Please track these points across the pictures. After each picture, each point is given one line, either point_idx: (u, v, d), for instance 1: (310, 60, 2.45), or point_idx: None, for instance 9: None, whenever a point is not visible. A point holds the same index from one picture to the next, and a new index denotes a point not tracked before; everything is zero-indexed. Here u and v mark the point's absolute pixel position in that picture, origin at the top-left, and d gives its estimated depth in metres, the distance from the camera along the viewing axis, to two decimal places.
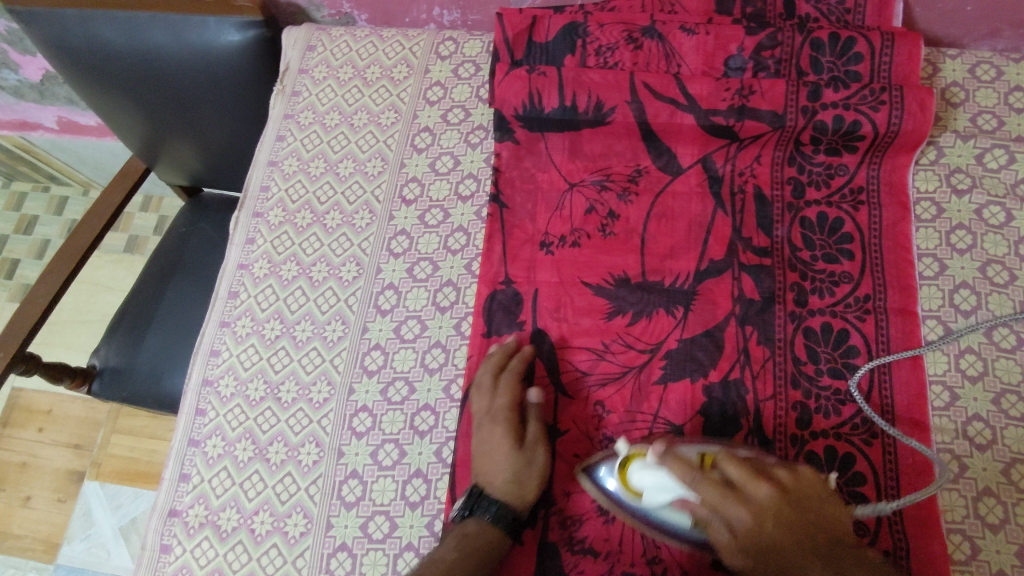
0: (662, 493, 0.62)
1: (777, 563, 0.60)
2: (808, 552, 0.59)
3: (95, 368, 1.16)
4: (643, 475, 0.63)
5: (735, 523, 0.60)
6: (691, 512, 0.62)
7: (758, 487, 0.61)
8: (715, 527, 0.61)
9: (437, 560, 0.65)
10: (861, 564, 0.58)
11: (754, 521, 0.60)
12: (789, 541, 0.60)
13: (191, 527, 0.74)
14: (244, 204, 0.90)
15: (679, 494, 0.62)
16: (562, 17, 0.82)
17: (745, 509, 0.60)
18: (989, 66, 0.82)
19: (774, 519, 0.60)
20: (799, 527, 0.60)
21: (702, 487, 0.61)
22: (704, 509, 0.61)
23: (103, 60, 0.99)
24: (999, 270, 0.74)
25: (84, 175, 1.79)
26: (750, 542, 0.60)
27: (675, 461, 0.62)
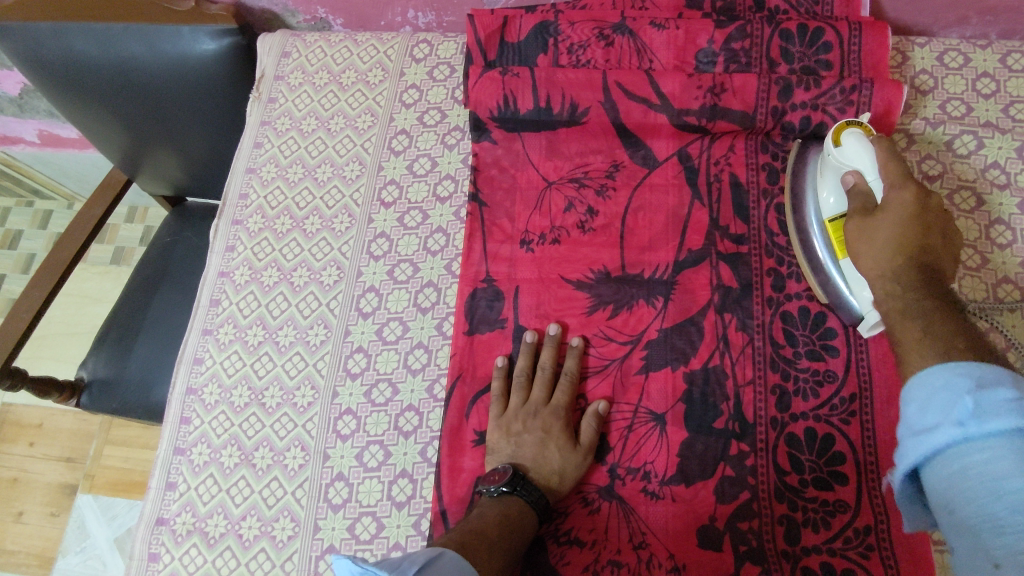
0: (853, 162, 0.67)
1: (892, 247, 0.60)
2: (931, 312, 0.55)
3: (83, 380, 1.16)
4: (851, 138, 0.68)
5: (885, 200, 0.63)
6: (857, 176, 0.66)
7: (905, 191, 0.62)
8: (860, 209, 0.65)
9: (481, 531, 0.62)
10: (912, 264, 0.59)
11: (899, 204, 0.62)
12: (896, 249, 0.60)
13: (178, 535, 0.74)
14: (222, 212, 0.90)
15: (867, 167, 0.66)
16: (533, 17, 0.83)
17: (899, 192, 0.63)
18: (956, 53, 0.83)
19: (887, 216, 0.62)
20: (908, 254, 0.60)
21: (888, 165, 0.64)
22: (862, 202, 0.65)
23: (79, 72, 0.98)
24: (972, 254, 0.75)
25: (69, 188, 1.79)
26: (880, 248, 0.61)
27: (886, 142, 0.66)
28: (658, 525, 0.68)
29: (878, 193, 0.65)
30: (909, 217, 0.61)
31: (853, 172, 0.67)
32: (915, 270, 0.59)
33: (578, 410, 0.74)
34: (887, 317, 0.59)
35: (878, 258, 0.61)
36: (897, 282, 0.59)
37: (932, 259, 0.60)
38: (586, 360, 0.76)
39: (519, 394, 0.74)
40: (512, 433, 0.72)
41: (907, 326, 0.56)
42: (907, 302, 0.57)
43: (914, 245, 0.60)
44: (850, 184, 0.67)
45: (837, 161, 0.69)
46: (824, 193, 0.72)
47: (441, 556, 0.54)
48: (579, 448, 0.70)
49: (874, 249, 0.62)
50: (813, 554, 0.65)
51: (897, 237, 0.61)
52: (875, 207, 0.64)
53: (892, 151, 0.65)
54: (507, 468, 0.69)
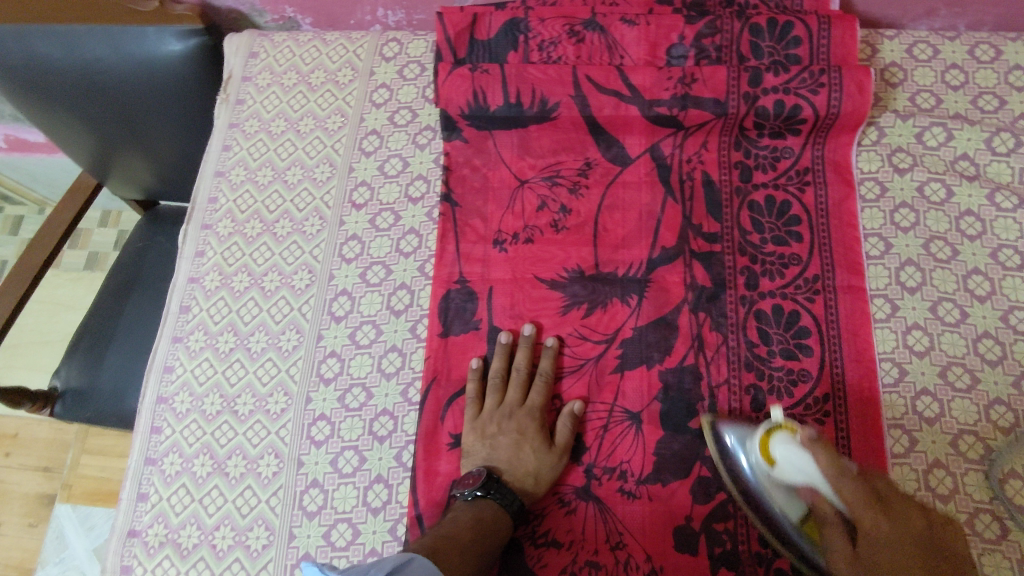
0: (798, 474, 0.61)
1: (884, 569, 0.56)
2: (922, 574, 0.55)
3: (55, 389, 1.14)
4: (784, 449, 0.62)
5: (848, 508, 0.59)
6: (817, 496, 0.61)
7: (864, 510, 0.58)
8: (832, 528, 0.60)
9: (454, 536, 0.62)
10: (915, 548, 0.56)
11: (858, 497, 0.58)
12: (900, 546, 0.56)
13: (151, 547, 0.73)
14: (191, 217, 0.89)
15: (812, 477, 0.61)
16: (502, 14, 0.82)
17: (851, 484, 0.59)
18: (925, 45, 0.83)
19: (874, 532, 0.58)
20: (904, 544, 0.57)
21: (839, 483, 0.59)
22: (823, 506, 0.61)
23: (42, 74, 0.96)
24: (942, 246, 0.75)
25: (39, 193, 1.75)
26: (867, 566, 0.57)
27: (824, 449, 0.60)
28: (635, 525, 0.68)
29: (823, 489, 0.60)
30: (879, 513, 0.58)
31: (806, 488, 0.61)
32: (911, 570, 0.55)
33: (553, 411, 0.74)
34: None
35: (876, 565, 0.57)
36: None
37: (897, 509, 0.58)
38: (560, 359, 0.75)
39: (494, 396, 0.73)
40: (487, 435, 0.71)
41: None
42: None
43: (902, 540, 0.57)
44: (812, 508, 0.62)
45: (782, 479, 0.63)
46: (771, 496, 0.64)
47: (412, 562, 0.54)
48: (554, 449, 0.70)
49: (867, 555, 0.58)
50: (785, 556, 0.65)
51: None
52: (833, 513, 0.60)
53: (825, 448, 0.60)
54: (481, 471, 0.69)
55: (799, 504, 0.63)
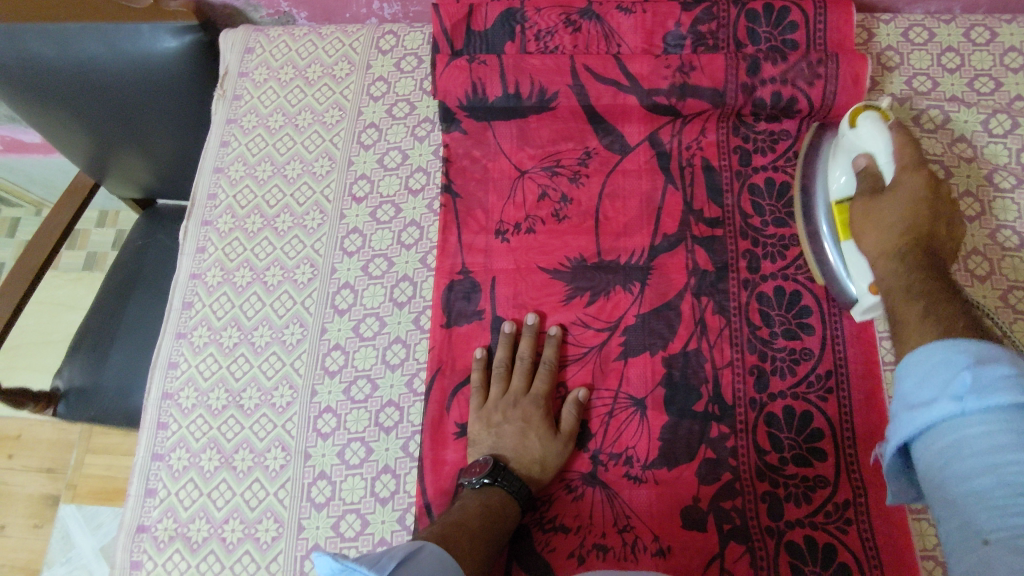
0: (871, 144, 0.66)
1: (891, 237, 0.61)
2: (907, 282, 0.57)
3: (58, 389, 1.14)
4: (868, 121, 0.67)
5: (891, 181, 0.63)
6: (870, 162, 0.66)
7: (913, 177, 0.62)
8: (861, 189, 0.66)
9: (463, 522, 0.62)
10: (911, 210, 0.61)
11: (909, 191, 0.62)
12: (903, 235, 0.60)
13: (160, 542, 0.74)
14: (191, 213, 0.89)
15: (875, 151, 0.66)
16: (498, 4, 0.82)
17: (914, 177, 0.62)
18: (921, 29, 0.83)
19: (896, 193, 0.62)
20: (916, 244, 0.60)
21: (902, 171, 0.63)
22: (873, 177, 0.65)
23: (37, 74, 0.96)
24: None
25: (35, 195, 1.75)
26: (889, 235, 0.61)
27: (901, 131, 0.65)
28: (642, 508, 0.68)
29: (879, 159, 0.65)
30: (915, 202, 0.61)
31: (867, 155, 0.67)
32: (917, 257, 0.58)
33: (558, 398, 0.74)
34: (892, 286, 0.59)
35: (885, 240, 0.61)
36: (896, 257, 0.60)
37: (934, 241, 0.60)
38: (564, 348, 0.75)
39: (499, 385, 0.74)
40: (492, 424, 0.72)
41: (907, 310, 0.55)
42: (912, 284, 0.57)
43: (924, 229, 0.60)
44: (866, 166, 0.66)
45: (854, 143, 0.69)
46: (835, 170, 0.70)
47: (422, 549, 0.54)
48: (560, 436, 0.70)
49: (878, 219, 0.62)
50: (797, 527, 0.66)
51: (906, 242, 0.60)
52: (881, 186, 0.64)
53: (906, 138, 0.65)
54: (488, 460, 0.69)
55: (855, 179, 0.67)
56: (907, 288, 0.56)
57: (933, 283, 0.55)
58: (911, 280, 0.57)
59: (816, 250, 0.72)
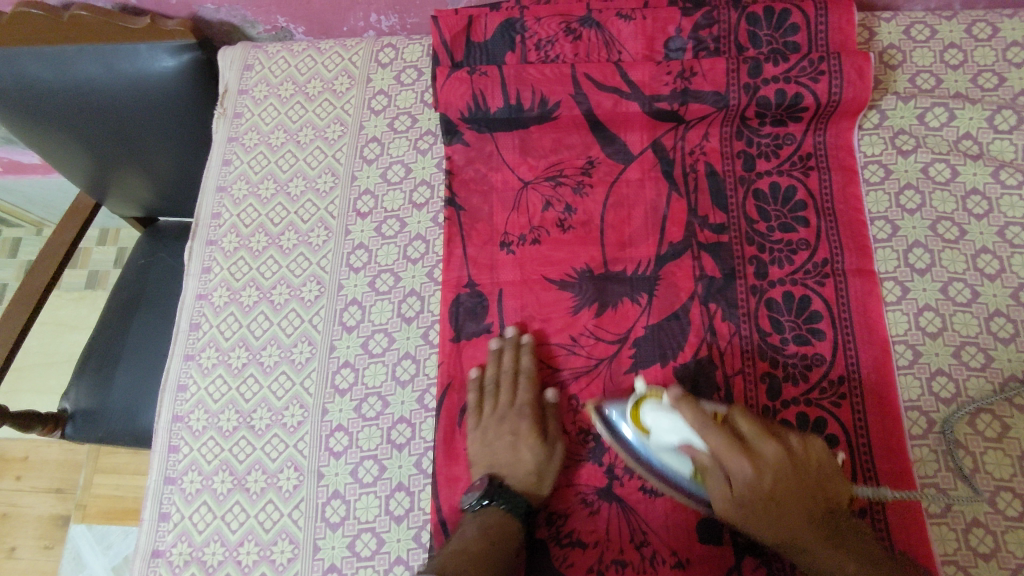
0: (673, 435, 0.63)
1: (783, 533, 0.62)
2: (800, 518, 0.61)
3: (65, 411, 1.14)
4: (654, 415, 0.64)
5: (737, 483, 0.61)
6: (695, 449, 0.62)
7: (769, 447, 0.62)
8: (711, 475, 0.62)
9: (462, 549, 0.64)
10: (811, 512, 0.62)
11: (750, 478, 0.60)
12: (763, 484, 0.61)
13: (176, 566, 0.73)
14: (195, 233, 0.88)
15: (686, 437, 0.62)
16: (498, 14, 0.82)
17: (745, 469, 0.60)
18: (922, 26, 0.83)
19: (774, 479, 0.61)
20: (812, 522, 0.61)
21: (708, 433, 0.60)
22: (710, 459, 0.62)
23: (37, 98, 0.96)
24: (949, 226, 0.75)
25: (35, 214, 1.74)
26: (749, 509, 0.61)
27: (688, 404, 0.61)
28: (658, 520, 0.68)
29: (696, 443, 0.62)
30: (777, 488, 0.61)
31: (682, 444, 0.63)
32: (792, 509, 0.61)
33: (543, 408, 0.74)
34: (812, 569, 0.62)
35: (765, 527, 0.62)
36: (791, 529, 0.61)
37: (807, 475, 0.62)
38: (540, 354, 0.76)
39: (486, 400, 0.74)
40: (485, 442, 0.72)
41: (822, 567, 0.61)
42: (817, 551, 0.61)
43: (773, 481, 0.61)
44: (693, 455, 0.63)
45: (660, 444, 0.64)
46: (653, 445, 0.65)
47: None
48: (550, 442, 0.71)
49: (762, 527, 0.61)
50: None
51: (812, 517, 0.62)
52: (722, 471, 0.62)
53: (691, 410, 0.61)
54: (485, 480, 0.70)
55: (692, 462, 0.64)
56: (816, 553, 0.61)
57: (840, 543, 0.61)
58: (801, 534, 0.61)
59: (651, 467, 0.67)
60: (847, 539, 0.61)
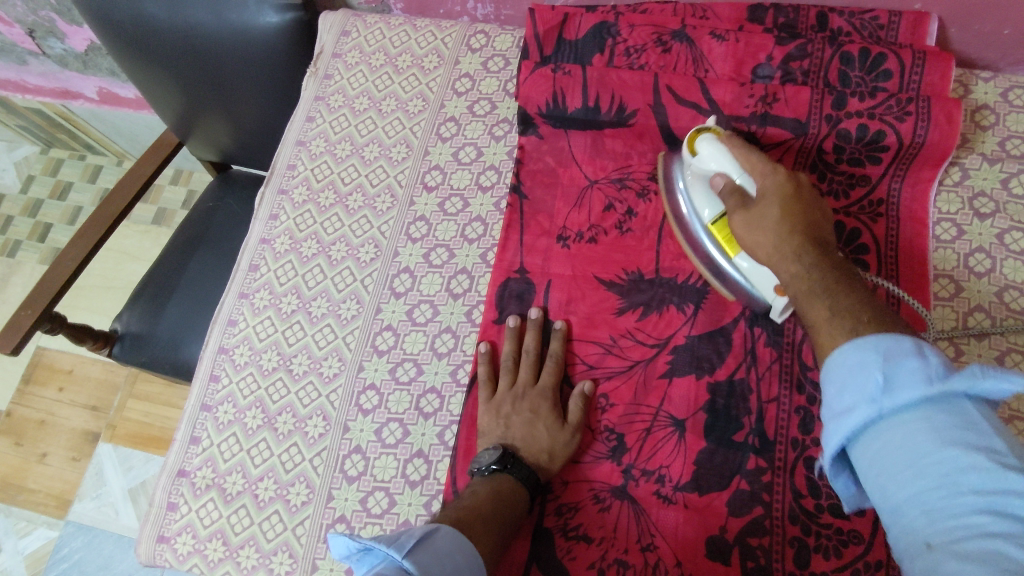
0: (711, 164, 0.69)
1: (772, 238, 0.64)
2: (796, 256, 0.61)
3: (117, 331, 1.20)
4: (707, 143, 0.69)
5: (761, 197, 0.65)
6: (728, 176, 0.68)
7: (799, 177, 0.66)
8: (735, 207, 0.67)
9: (472, 504, 0.64)
10: (810, 232, 0.63)
11: (773, 193, 0.65)
12: (789, 234, 0.63)
13: (197, 489, 0.76)
14: (270, 180, 0.92)
15: (722, 167, 0.68)
16: (593, 16, 0.84)
17: (773, 179, 0.66)
18: (1021, 91, 0.81)
19: (783, 214, 0.64)
20: (788, 229, 0.63)
21: (748, 157, 0.67)
22: (736, 189, 0.68)
23: (147, 34, 1.02)
24: (1017, 296, 0.73)
25: (120, 146, 1.85)
26: (763, 206, 0.65)
27: (732, 140, 0.69)
28: (668, 528, 0.67)
29: (731, 170, 0.68)
30: (788, 205, 0.64)
31: (722, 172, 0.68)
32: (796, 224, 0.63)
33: (562, 394, 0.75)
34: (797, 287, 0.60)
35: (761, 240, 0.65)
36: (798, 261, 0.61)
37: (825, 251, 0.62)
38: (569, 342, 0.76)
39: (507, 377, 0.75)
40: (501, 415, 0.72)
41: (817, 297, 0.58)
42: (817, 287, 0.58)
43: (799, 227, 0.63)
44: (716, 184, 0.69)
45: (701, 167, 0.71)
46: (697, 163, 0.71)
47: (438, 530, 0.55)
48: (567, 426, 0.71)
49: (755, 233, 0.65)
50: None
51: (800, 234, 0.62)
52: (750, 198, 0.67)
53: (747, 151, 0.68)
54: (497, 447, 0.69)
55: (727, 193, 0.68)
56: (826, 298, 0.57)
57: (835, 290, 0.57)
58: (817, 278, 0.59)
59: (705, 255, 0.75)
60: (839, 274, 0.59)
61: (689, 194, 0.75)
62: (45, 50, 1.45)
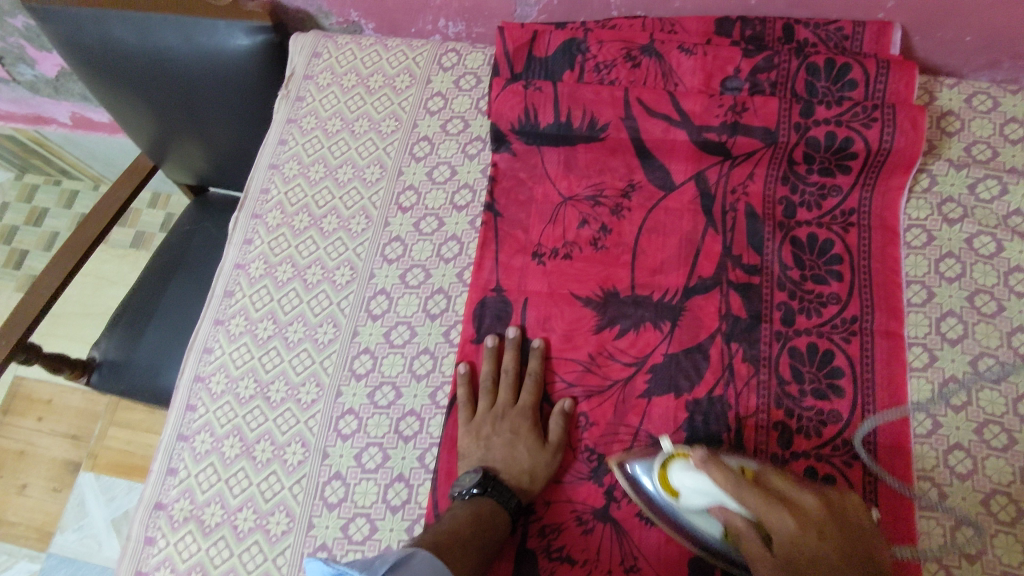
0: (702, 498, 0.62)
1: (812, 557, 0.56)
2: (840, 563, 0.56)
3: (94, 359, 1.18)
4: (686, 477, 0.63)
5: (780, 548, 0.57)
6: (727, 510, 0.61)
7: (805, 496, 0.59)
8: (751, 542, 0.59)
9: (453, 530, 0.63)
10: (852, 551, 0.57)
11: (792, 537, 0.57)
12: (835, 552, 0.56)
13: (175, 521, 0.75)
14: (243, 205, 0.92)
15: (720, 500, 0.61)
16: (562, 33, 0.84)
17: (787, 524, 0.57)
18: (985, 96, 0.82)
19: (819, 538, 0.57)
20: (844, 560, 0.56)
21: (745, 491, 0.59)
22: (751, 536, 0.60)
23: (117, 58, 1.01)
24: (987, 300, 0.74)
25: (95, 170, 1.83)
26: (784, 559, 0.57)
27: (717, 466, 0.60)
28: (650, 550, 0.67)
29: (728, 505, 0.61)
30: (827, 532, 0.57)
31: (716, 504, 0.62)
32: (837, 542, 0.57)
33: (543, 413, 0.75)
34: None
35: (792, 555, 0.57)
36: (842, 564, 0.56)
37: (864, 549, 0.57)
38: (548, 359, 0.76)
39: (486, 398, 0.75)
40: (481, 437, 0.72)
41: None
42: None
43: (836, 547, 0.57)
44: (727, 518, 0.61)
45: (689, 504, 0.63)
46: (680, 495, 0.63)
47: (414, 555, 0.56)
48: (548, 446, 0.71)
49: (793, 549, 0.57)
50: None
51: (847, 557, 0.56)
52: (760, 525, 0.60)
53: (744, 484, 0.59)
54: (478, 470, 0.69)
55: (723, 521, 0.62)
56: None
57: None
58: None
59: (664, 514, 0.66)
60: (876, 571, 0.56)
61: (662, 491, 0.65)
62: (16, 76, 1.44)
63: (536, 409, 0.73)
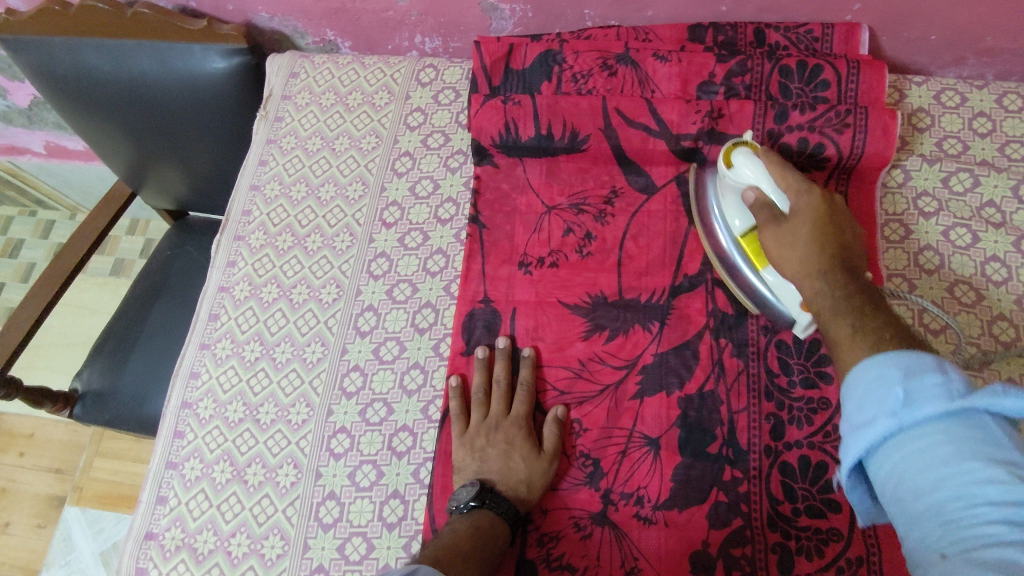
0: (747, 178, 0.69)
1: (804, 261, 0.65)
2: (827, 308, 0.61)
3: (77, 390, 1.16)
4: (741, 158, 0.70)
5: (793, 212, 0.67)
6: (761, 192, 0.69)
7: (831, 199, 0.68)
8: (768, 219, 0.68)
9: (452, 544, 0.63)
10: (842, 247, 0.64)
11: (806, 209, 0.66)
12: (820, 253, 0.64)
13: (166, 551, 0.74)
14: (225, 227, 0.91)
15: (758, 179, 0.69)
16: (538, 45, 0.85)
17: (806, 199, 0.66)
18: (953, 93, 0.85)
19: (815, 229, 0.65)
20: (826, 254, 0.64)
21: (787, 174, 0.68)
22: (771, 210, 0.68)
23: (91, 86, 1.01)
24: (967, 290, 0.75)
25: (72, 199, 1.80)
26: (793, 237, 0.66)
27: (770, 158, 0.69)
28: (651, 551, 0.67)
29: (768, 189, 0.68)
30: (823, 226, 0.65)
31: (754, 187, 0.69)
32: (833, 233, 0.65)
33: (536, 422, 0.74)
34: (828, 311, 0.61)
35: (795, 257, 0.65)
36: (822, 277, 0.63)
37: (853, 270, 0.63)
38: (539, 368, 0.76)
39: (478, 410, 0.74)
40: (476, 449, 0.71)
41: (839, 329, 0.58)
42: (849, 304, 0.59)
43: (830, 244, 0.64)
44: (759, 196, 0.69)
45: (735, 181, 0.71)
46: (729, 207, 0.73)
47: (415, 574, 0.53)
48: (544, 455, 0.70)
49: (789, 250, 0.66)
50: None
51: (838, 255, 0.64)
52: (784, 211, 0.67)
53: (785, 170, 0.68)
54: (474, 483, 0.68)
55: (759, 202, 0.69)
56: (850, 317, 0.58)
57: (863, 307, 0.58)
58: (851, 296, 0.60)
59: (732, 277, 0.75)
60: (858, 285, 0.61)
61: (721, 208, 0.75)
62: None
63: (530, 418, 0.73)
